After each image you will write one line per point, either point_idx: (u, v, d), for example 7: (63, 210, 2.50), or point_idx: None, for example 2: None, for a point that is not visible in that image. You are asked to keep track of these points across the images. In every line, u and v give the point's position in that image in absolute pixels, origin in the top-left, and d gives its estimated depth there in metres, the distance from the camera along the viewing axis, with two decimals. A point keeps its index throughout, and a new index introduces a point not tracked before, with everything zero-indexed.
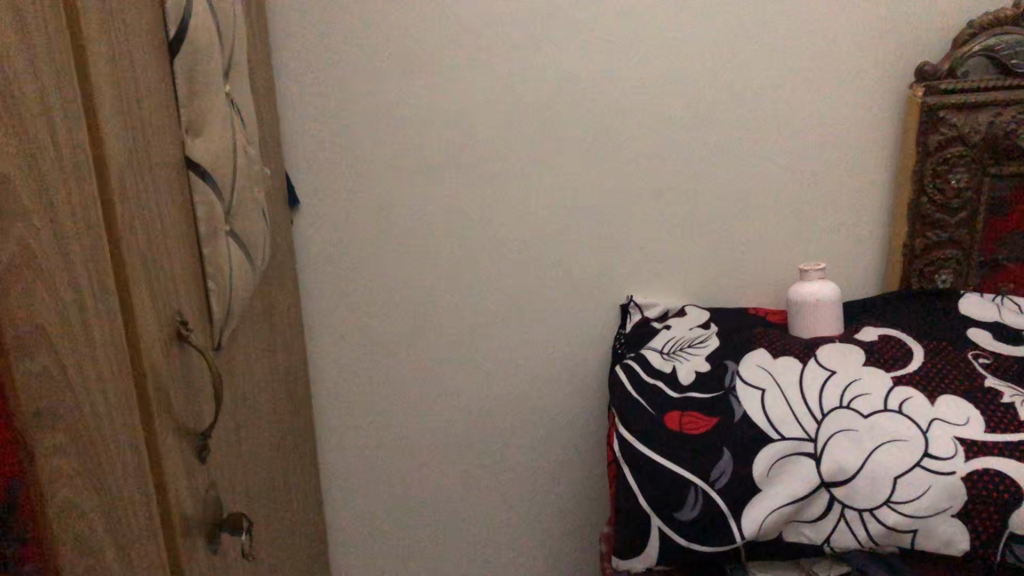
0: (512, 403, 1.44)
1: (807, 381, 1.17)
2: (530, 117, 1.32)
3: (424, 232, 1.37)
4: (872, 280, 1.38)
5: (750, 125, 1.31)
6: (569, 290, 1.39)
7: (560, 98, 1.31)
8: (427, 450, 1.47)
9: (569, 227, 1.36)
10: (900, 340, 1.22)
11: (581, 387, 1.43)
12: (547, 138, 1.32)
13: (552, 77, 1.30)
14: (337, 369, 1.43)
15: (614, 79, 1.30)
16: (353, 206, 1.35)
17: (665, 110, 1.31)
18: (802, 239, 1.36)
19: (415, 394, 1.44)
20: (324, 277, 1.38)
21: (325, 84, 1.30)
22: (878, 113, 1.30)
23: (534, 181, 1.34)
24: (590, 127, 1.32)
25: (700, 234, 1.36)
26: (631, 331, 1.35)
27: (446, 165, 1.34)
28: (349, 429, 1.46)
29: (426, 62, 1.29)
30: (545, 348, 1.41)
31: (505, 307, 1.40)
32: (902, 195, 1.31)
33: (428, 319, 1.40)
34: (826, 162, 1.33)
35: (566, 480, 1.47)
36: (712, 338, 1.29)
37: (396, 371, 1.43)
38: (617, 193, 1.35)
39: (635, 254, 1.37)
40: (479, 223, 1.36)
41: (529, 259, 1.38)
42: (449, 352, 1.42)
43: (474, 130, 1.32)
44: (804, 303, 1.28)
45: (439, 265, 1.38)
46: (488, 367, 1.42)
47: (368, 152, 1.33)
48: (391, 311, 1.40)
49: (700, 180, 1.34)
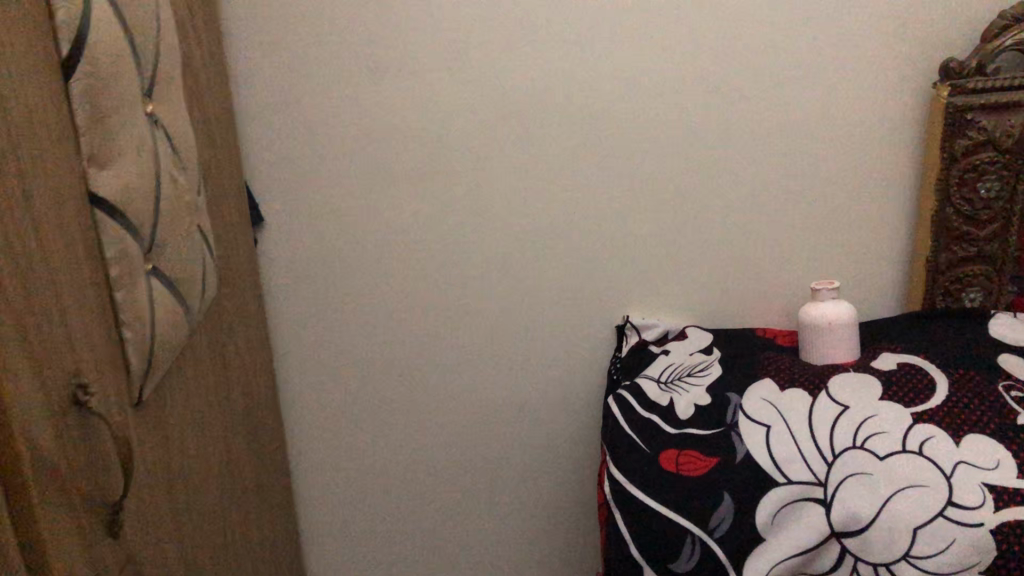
0: (498, 431, 1.33)
1: (817, 417, 1.06)
2: (510, 123, 1.21)
3: (401, 248, 1.26)
4: (892, 297, 1.26)
5: (755, 129, 1.19)
6: (558, 311, 1.28)
7: (543, 102, 1.20)
8: (410, 481, 1.37)
9: (557, 243, 1.25)
10: (923, 368, 1.10)
11: (573, 414, 1.32)
12: (530, 146, 1.22)
13: (533, 79, 1.19)
14: (311, 396, 1.33)
15: (601, 81, 1.19)
16: (324, 221, 1.25)
17: (658, 114, 1.20)
18: (814, 253, 1.24)
19: (395, 421, 1.34)
20: (294, 298, 1.29)
21: (288, 91, 1.20)
22: (899, 114, 1.17)
23: (517, 194, 1.24)
24: (576, 133, 1.21)
25: (700, 249, 1.25)
26: (626, 356, 1.24)
27: (421, 176, 1.23)
28: (325, 459, 1.36)
29: (396, 65, 1.19)
30: (534, 371, 1.31)
31: (489, 328, 1.29)
32: (925, 205, 1.18)
33: (407, 341, 1.30)
34: (837, 170, 1.20)
35: (558, 513, 1.36)
36: (714, 365, 1.18)
37: (374, 397, 1.33)
38: (609, 205, 1.24)
39: (629, 271, 1.26)
40: (459, 238, 1.26)
41: (514, 276, 1.27)
42: (430, 377, 1.32)
43: (450, 138, 1.22)
44: (815, 326, 1.17)
45: (417, 283, 1.28)
46: (472, 392, 1.32)
47: (337, 163, 1.23)
48: (367, 333, 1.30)
49: (698, 191, 1.22)
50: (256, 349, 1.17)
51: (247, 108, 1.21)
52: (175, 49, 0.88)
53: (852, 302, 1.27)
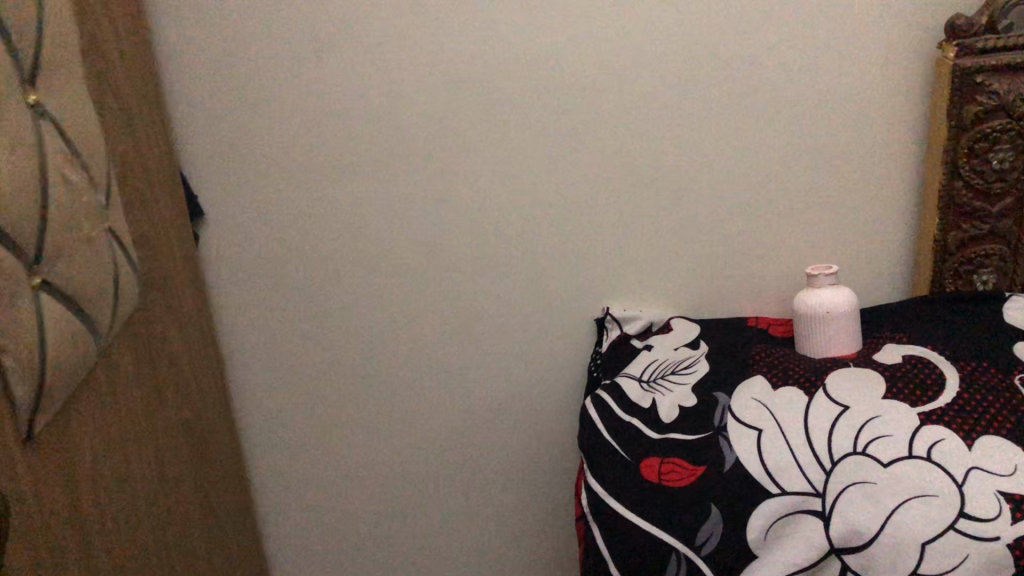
0: (471, 432, 1.24)
1: (814, 419, 0.95)
2: (468, 100, 1.11)
3: (359, 238, 1.17)
4: (895, 281, 1.15)
5: (738, 101, 1.08)
6: (530, 302, 1.18)
7: (502, 78, 1.10)
8: (380, 487, 1.28)
9: (525, 230, 1.16)
10: (931, 361, 0.99)
11: (550, 414, 1.22)
12: (491, 125, 1.12)
13: (490, 52, 1.09)
14: (269, 399, 1.25)
15: (565, 52, 1.08)
16: (274, 212, 1.17)
17: (629, 86, 1.09)
18: (808, 235, 1.14)
19: (360, 425, 1.25)
20: (245, 294, 1.20)
21: (225, 73, 1.11)
22: (898, 80, 1.06)
23: (479, 177, 1.14)
24: (540, 110, 1.11)
25: (680, 233, 1.15)
26: (606, 352, 1.14)
27: (375, 160, 1.14)
28: (288, 467, 1.27)
29: (338, 38, 1.09)
30: (504, 369, 1.22)
31: (456, 323, 1.20)
32: (929, 180, 1.07)
33: (369, 338, 1.21)
34: (829, 143, 1.10)
35: (537, 518, 1.27)
36: (700, 362, 1.07)
37: (337, 398, 1.24)
38: (580, 187, 1.13)
39: (604, 260, 1.16)
40: (419, 227, 1.17)
41: (481, 266, 1.18)
42: (395, 376, 1.23)
43: (404, 118, 1.12)
44: (813, 316, 1.06)
45: (377, 276, 1.19)
46: (440, 392, 1.23)
47: (285, 148, 1.14)
48: (326, 331, 1.21)
49: (676, 169, 1.12)
50: (199, 356, 1.07)
51: (182, 94, 1.12)
52: (69, 29, 0.78)
53: (852, 286, 1.16)
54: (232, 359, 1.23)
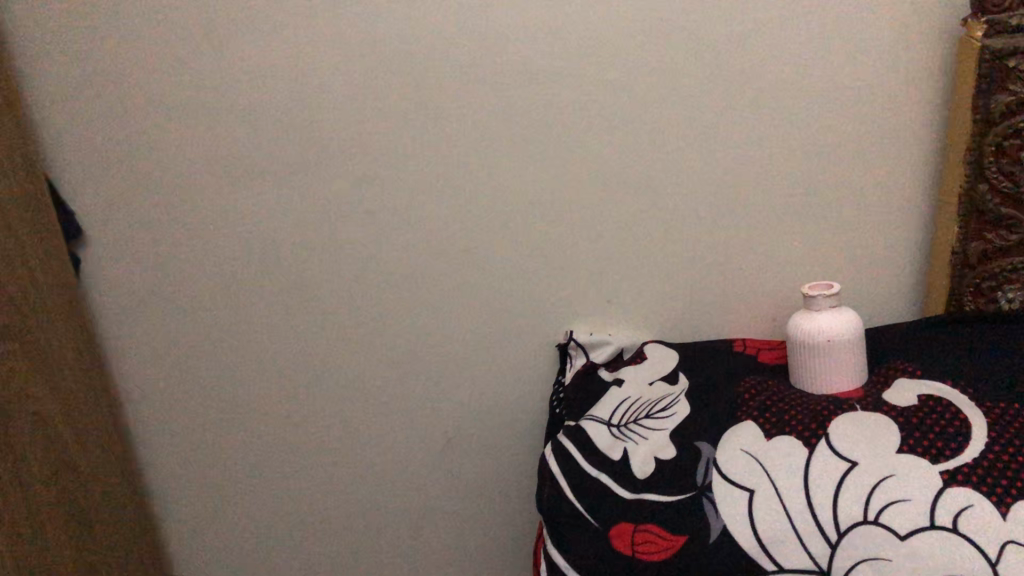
0: (415, 459, 1.13)
1: (816, 479, 0.79)
2: (405, 94, 0.99)
3: (285, 245, 1.07)
4: (904, 295, 0.99)
5: (703, 96, 0.94)
6: (478, 318, 1.06)
7: (444, 68, 0.97)
8: (319, 512, 1.18)
9: (470, 238, 1.03)
10: (953, 406, 0.83)
11: (500, 437, 1.10)
12: (430, 121, 0.99)
13: (429, 38, 0.96)
14: (192, 416, 1.16)
15: (513, 37, 0.94)
16: (190, 218, 1.07)
17: (588, 76, 0.95)
18: (795, 247, 0.98)
19: (299, 444, 1.15)
20: (163, 303, 1.11)
21: (137, 69, 1.02)
22: (896, 69, 0.90)
23: (417, 180, 1.02)
24: (486, 103, 0.97)
25: (650, 244, 1.00)
26: (570, 386, 0.98)
27: (302, 160, 1.03)
28: (216, 486, 1.19)
29: (261, 28, 0.99)
30: (450, 390, 1.10)
31: (396, 338, 1.09)
32: (949, 180, 0.91)
33: (302, 355, 1.11)
34: (822, 140, 0.94)
35: (493, 548, 1.15)
36: (680, 401, 0.91)
37: (270, 419, 1.14)
38: (533, 191, 1.00)
39: (563, 273, 1.02)
40: (353, 235, 1.05)
41: (423, 279, 1.06)
42: (330, 393, 1.13)
43: (333, 116, 1.01)
44: (811, 346, 0.90)
45: (308, 287, 1.08)
46: (380, 415, 1.12)
47: (207, 150, 1.04)
48: (258, 345, 1.12)
49: (644, 170, 0.97)
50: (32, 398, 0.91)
51: (88, 93, 1.04)
52: None
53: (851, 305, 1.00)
54: (152, 371, 1.14)
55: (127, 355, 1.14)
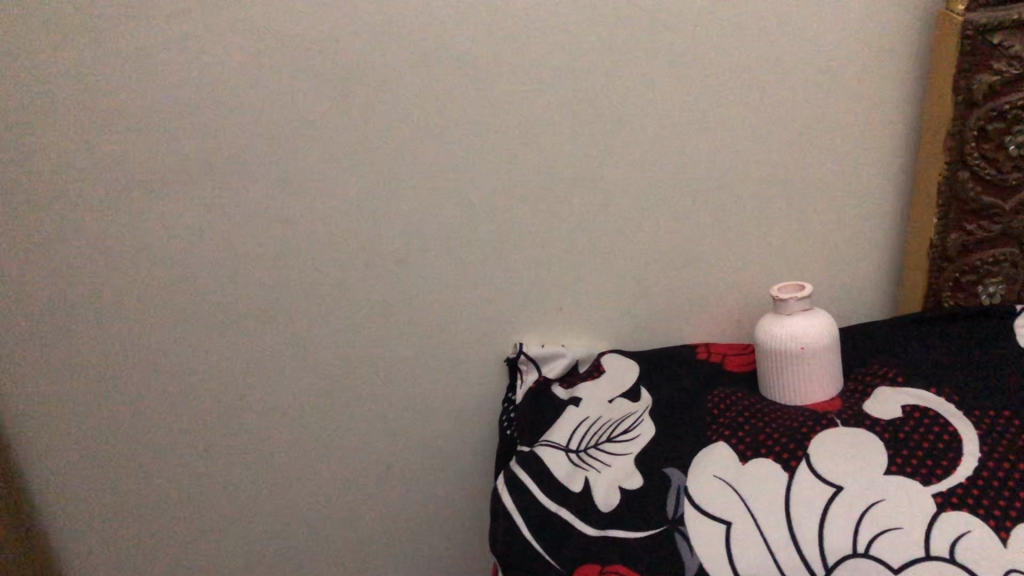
0: (361, 474, 1.06)
1: (798, 508, 0.71)
2: (325, 90, 0.88)
3: (201, 256, 0.96)
4: (874, 292, 0.92)
5: (649, 91, 0.85)
6: (421, 328, 0.97)
7: (368, 61, 0.86)
8: (257, 533, 1.10)
9: (407, 245, 0.93)
10: (941, 417, 0.76)
11: (446, 448, 1.03)
12: (355, 119, 0.89)
13: (349, 28, 0.85)
14: (112, 446, 1.06)
15: (444, 25, 0.84)
16: (90, 236, 0.96)
17: (530, 67, 0.85)
18: (756, 248, 0.90)
19: (234, 467, 1.06)
20: (67, 330, 1.00)
21: (10, 77, 0.89)
22: (860, 55, 0.82)
23: (344, 184, 0.91)
24: (417, 98, 0.87)
25: (604, 247, 0.91)
26: (522, 406, 0.89)
27: (212, 166, 0.92)
28: (146, 514, 1.10)
29: (156, 20, 0.86)
30: (388, 405, 1.02)
31: (329, 353, 1.00)
32: (925, 169, 0.83)
33: (225, 375, 1.02)
34: (787, 132, 0.86)
35: (446, 557, 1.09)
36: (644, 421, 0.82)
37: (195, 443, 1.05)
38: (474, 192, 0.90)
39: (508, 280, 0.94)
40: (277, 245, 0.95)
41: (358, 288, 0.96)
42: (262, 414, 1.03)
43: (245, 116, 0.90)
44: (782, 356, 0.83)
45: (231, 302, 0.98)
46: (315, 433, 1.04)
47: (103, 160, 0.93)
48: (178, 367, 1.02)
49: (595, 169, 0.88)
50: None
51: None
52: None
53: (820, 301, 0.93)
54: (61, 400, 1.04)
55: (30, 385, 1.04)
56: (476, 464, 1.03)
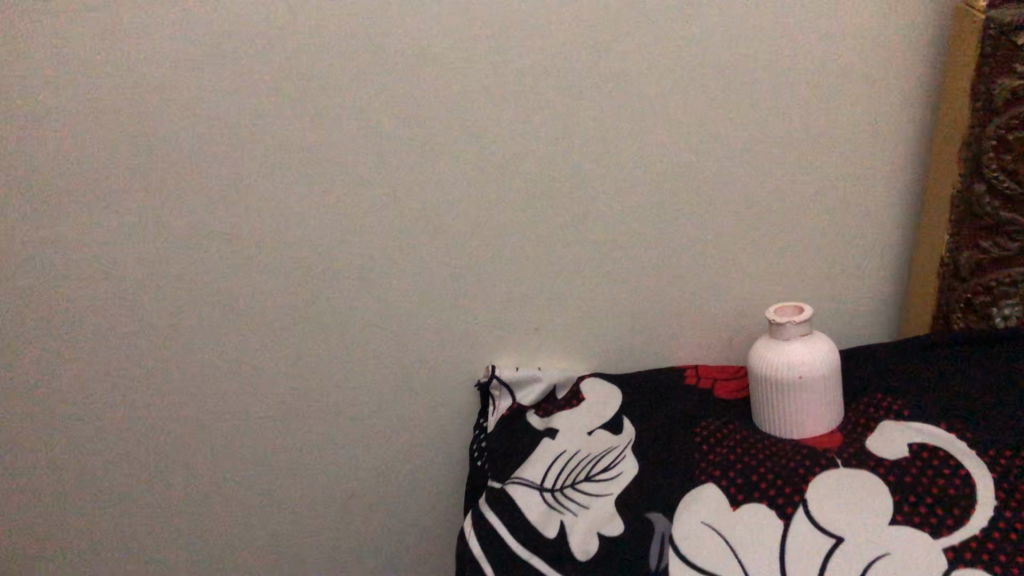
0: (326, 499, 0.98)
1: (794, 564, 0.63)
2: (278, 89, 0.80)
3: (148, 269, 0.88)
4: (874, 313, 0.85)
5: (628, 100, 0.77)
6: (387, 345, 0.90)
7: (324, 57, 0.78)
8: (208, 568, 1.02)
9: (371, 257, 0.86)
10: (952, 459, 0.68)
11: (413, 474, 0.96)
12: (307, 127, 0.81)
13: (302, 20, 0.77)
14: (46, 478, 0.98)
15: (407, 18, 0.76)
16: (26, 250, 0.88)
17: (502, 65, 0.77)
18: (745, 267, 0.83)
19: (183, 498, 0.98)
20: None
21: None
22: (860, 61, 0.75)
23: (297, 197, 0.84)
24: (375, 106, 0.79)
25: (585, 261, 0.84)
26: (493, 436, 0.81)
27: (157, 170, 0.84)
28: (85, 552, 1.01)
29: (89, 12, 0.78)
30: (349, 430, 0.94)
31: (289, 371, 0.92)
32: (937, 181, 0.76)
33: (169, 402, 0.94)
34: (778, 144, 0.78)
35: None
36: (626, 458, 0.75)
37: (137, 474, 0.97)
38: (443, 201, 0.82)
39: (476, 299, 0.86)
40: (230, 256, 0.87)
41: (318, 303, 0.88)
42: (217, 437, 0.95)
43: (191, 117, 0.82)
44: (778, 385, 0.75)
45: (182, 318, 0.90)
46: (270, 461, 0.96)
47: (36, 174, 0.85)
48: (127, 388, 0.94)
49: (575, 177, 0.80)
50: None
51: None
52: None
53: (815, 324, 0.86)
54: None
55: None
56: (444, 490, 0.96)
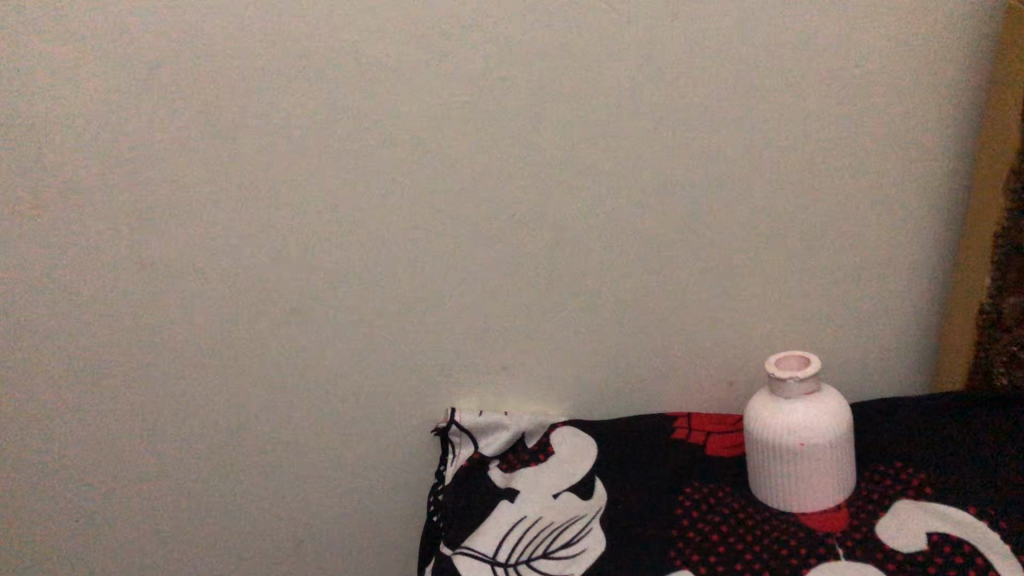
0: (284, 562, 0.87)
1: None
2: (207, 105, 0.70)
3: (72, 311, 0.78)
4: (894, 359, 0.73)
5: (605, 115, 0.67)
6: (343, 390, 0.79)
7: (252, 64, 0.68)
8: None
9: (316, 287, 0.76)
10: (978, 554, 0.56)
11: (367, 526, 0.85)
12: (239, 143, 0.71)
13: (228, 27, 0.67)
14: None
15: (346, 22, 0.66)
16: None
17: (460, 77, 0.67)
18: (743, 305, 0.72)
19: (110, 552, 0.87)
20: None
21: None
22: (883, 70, 0.63)
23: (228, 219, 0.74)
24: (315, 121, 0.69)
25: (557, 294, 0.73)
26: (450, 490, 0.71)
27: (78, 204, 0.74)
28: None
29: None
30: (296, 479, 0.83)
31: (231, 416, 0.81)
32: (977, 209, 0.64)
33: (89, 448, 0.83)
34: (781, 166, 0.67)
35: None
36: (592, 534, 0.64)
37: (57, 526, 0.86)
38: (401, 229, 0.72)
39: (435, 335, 0.76)
40: (165, 296, 0.77)
41: (259, 339, 0.78)
42: (146, 489, 0.84)
43: (113, 142, 0.72)
44: (775, 450, 0.63)
45: (114, 366, 0.80)
46: (206, 511, 0.85)
47: None
48: (57, 448, 0.83)
49: (550, 204, 0.70)
50: None
51: None
52: None
53: (826, 370, 0.74)
54: None
55: None
56: (402, 544, 0.86)
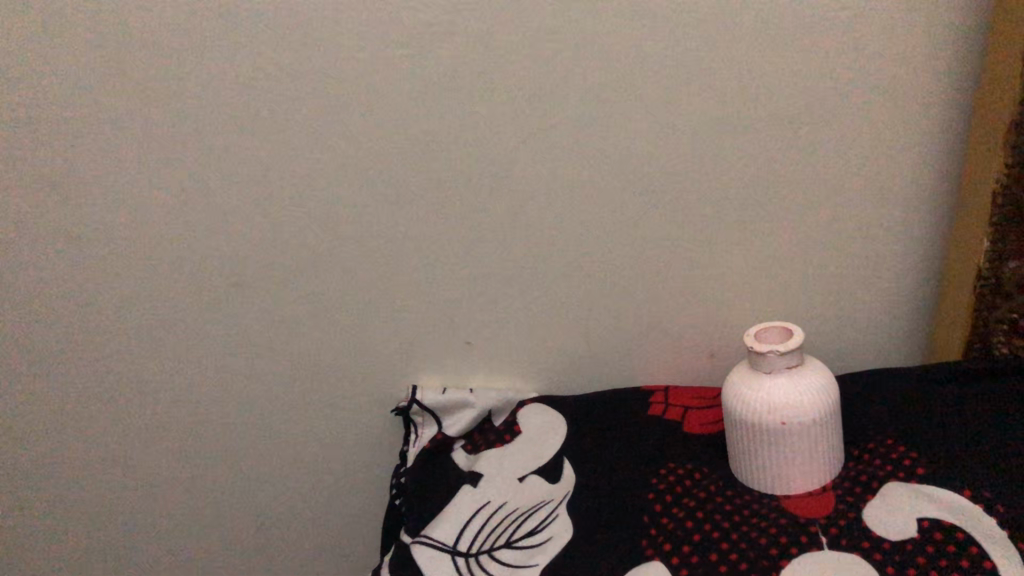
0: (255, 534, 0.85)
1: None
2: (136, 71, 0.64)
3: (14, 288, 0.74)
4: (883, 327, 0.69)
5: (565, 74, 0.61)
6: (302, 367, 0.75)
7: (182, 25, 0.62)
8: None
9: (267, 261, 0.71)
10: (972, 542, 0.51)
11: (337, 499, 0.82)
12: (174, 110, 0.66)
13: None
14: None
15: None
16: None
17: (406, 37, 0.61)
18: (720, 274, 0.67)
19: (78, 527, 0.85)
20: None
21: None
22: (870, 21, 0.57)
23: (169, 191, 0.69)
24: (253, 86, 0.64)
25: (521, 264, 0.68)
26: (411, 475, 0.67)
27: (6, 189, 0.70)
28: None
29: None
30: (261, 455, 0.80)
31: (188, 395, 0.78)
32: (977, 167, 0.59)
33: (46, 428, 0.80)
34: (757, 126, 0.61)
35: None
36: (558, 521, 0.60)
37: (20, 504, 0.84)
38: (351, 198, 0.67)
39: (395, 309, 0.72)
40: (107, 279, 0.73)
41: (210, 316, 0.74)
42: (108, 468, 0.82)
43: (40, 113, 0.67)
44: (756, 430, 0.59)
45: (63, 344, 0.76)
46: (170, 488, 0.82)
47: None
48: (13, 435, 0.80)
49: (505, 173, 0.65)
50: None
51: None
52: None
53: (810, 340, 0.70)
54: None
55: None
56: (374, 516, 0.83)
